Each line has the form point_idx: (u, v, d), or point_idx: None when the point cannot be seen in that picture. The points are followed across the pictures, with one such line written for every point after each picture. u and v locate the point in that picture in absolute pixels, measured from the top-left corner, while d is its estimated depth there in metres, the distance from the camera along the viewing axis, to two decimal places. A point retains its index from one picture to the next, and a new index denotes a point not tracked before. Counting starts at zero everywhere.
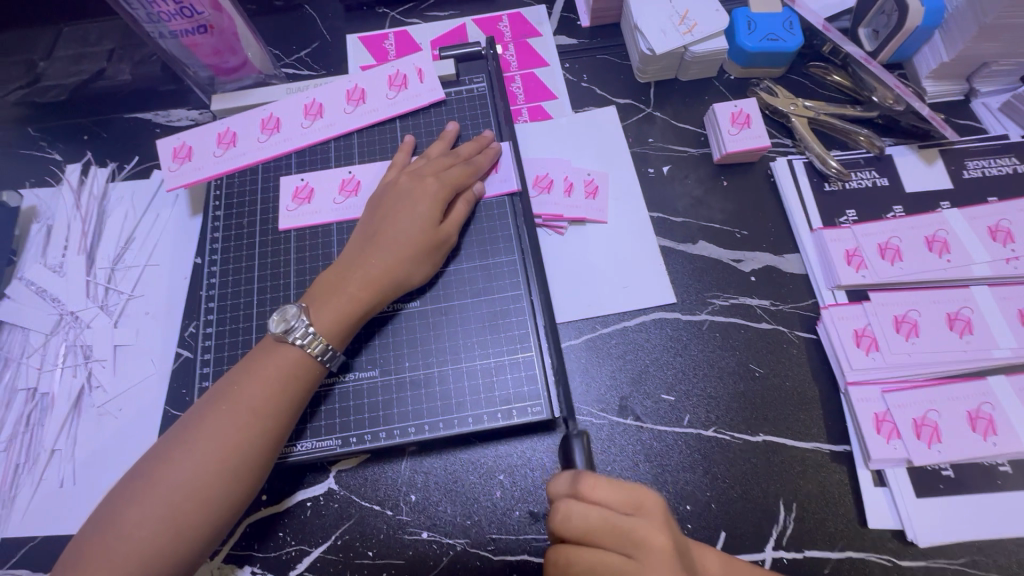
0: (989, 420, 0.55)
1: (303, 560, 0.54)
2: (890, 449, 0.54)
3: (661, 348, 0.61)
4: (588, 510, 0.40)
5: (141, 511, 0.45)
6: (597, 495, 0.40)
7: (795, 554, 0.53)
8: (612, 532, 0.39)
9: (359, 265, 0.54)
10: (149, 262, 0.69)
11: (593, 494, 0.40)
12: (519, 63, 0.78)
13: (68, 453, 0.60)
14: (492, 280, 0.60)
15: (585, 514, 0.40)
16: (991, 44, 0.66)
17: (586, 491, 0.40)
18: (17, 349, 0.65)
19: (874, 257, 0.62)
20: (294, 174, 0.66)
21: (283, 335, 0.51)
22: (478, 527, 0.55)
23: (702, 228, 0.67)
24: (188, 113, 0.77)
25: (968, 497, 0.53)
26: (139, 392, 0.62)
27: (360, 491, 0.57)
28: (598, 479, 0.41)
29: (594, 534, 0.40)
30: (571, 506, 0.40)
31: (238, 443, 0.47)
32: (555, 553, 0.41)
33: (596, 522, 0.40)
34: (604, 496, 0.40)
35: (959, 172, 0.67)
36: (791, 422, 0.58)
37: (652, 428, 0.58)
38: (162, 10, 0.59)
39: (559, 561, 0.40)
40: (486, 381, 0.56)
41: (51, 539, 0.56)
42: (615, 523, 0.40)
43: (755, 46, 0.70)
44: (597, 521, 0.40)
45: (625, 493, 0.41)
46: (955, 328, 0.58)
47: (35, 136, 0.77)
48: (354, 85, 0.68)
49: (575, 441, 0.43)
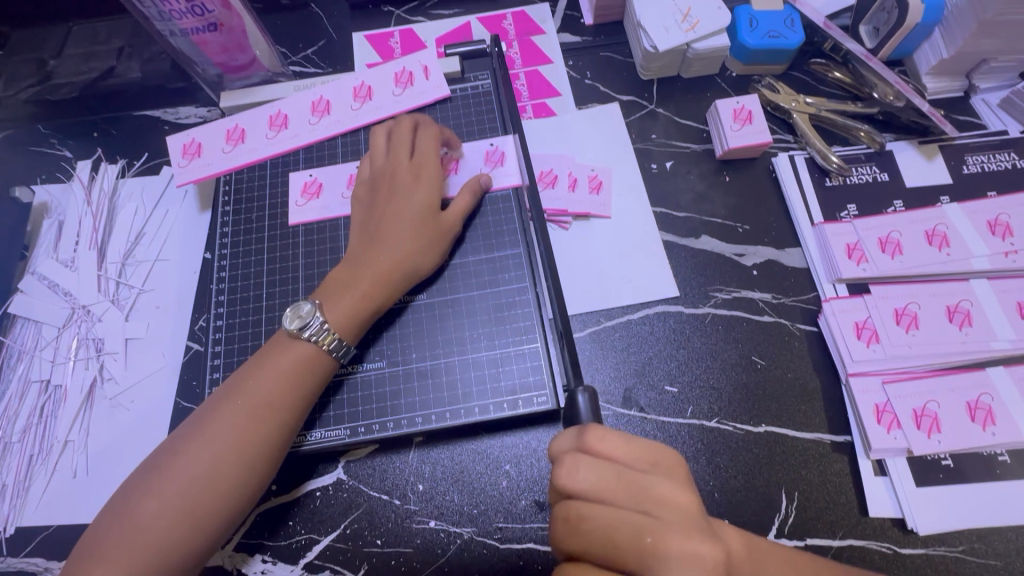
0: (988, 411, 0.55)
1: (313, 548, 0.55)
2: (891, 439, 0.55)
3: (665, 341, 0.62)
4: (598, 462, 0.39)
5: (157, 501, 0.46)
6: (607, 449, 0.40)
7: (797, 542, 0.53)
8: (625, 484, 0.39)
9: (368, 260, 0.55)
10: (159, 257, 0.70)
11: (602, 447, 0.40)
12: (523, 61, 0.79)
13: (81, 444, 0.61)
14: (498, 274, 0.60)
15: (595, 467, 0.39)
16: (990, 40, 0.67)
17: (595, 446, 0.40)
18: (30, 343, 0.66)
19: (874, 251, 0.63)
20: (301, 169, 0.67)
21: (297, 331, 0.52)
22: (485, 516, 0.56)
23: (704, 223, 0.68)
24: (197, 111, 0.78)
25: (968, 486, 0.54)
26: (150, 384, 0.63)
27: (368, 481, 0.57)
28: (607, 433, 0.41)
29: (607, 487, 0.39)
30: (579, 459, 0.39)
31: (251, 436, 0.48)
32: (564, 509, 0.40)
33: (609, 477, 0.39)
34: (615, 450, 0.40)
35: (959, 167, 0.68)
36: (792, 413, 0.59)
37: (655, 418, 0.59)
38: (174, 8, 0.60)
39: (569, 516, 0.39)
40: (492, 372, 0.57)
41: (65, 528, 0.57)
42: (629, 476, 0.39)
43: (756, 43, 0.71)
44: (610, 475, 0.39)
45: (637, 449, 0.41)
46: (954, 320, 0.59)
47: (45, 132, 0.78)
48: (361, 82, 0.69)
49: (580, 394, 0.42)
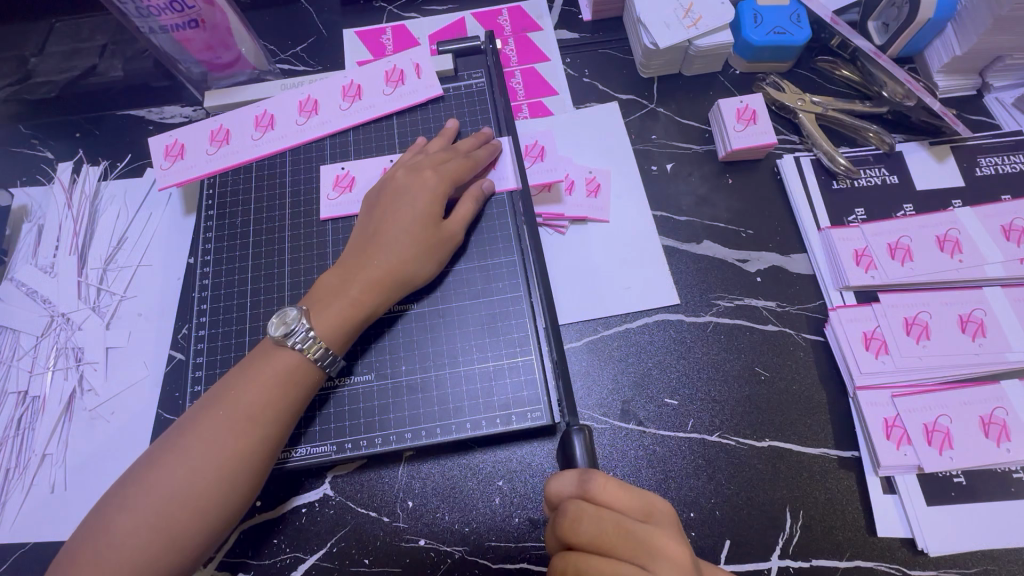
0: (1002, 426, 0.53)
1: (298, 567, 0.53)
2: (900, 455, 0.53)
3: (664, 351, 0.60)
4: (599, 512, 0.38)
5: (133, 519, 0.44)
6: (608, 498, 0.39)
7: (801, 563, 0.51)
8: (625, 536, 0.38)
9: (360, 267, 0.53)
10: (141, 262, 0.67)
11: (602, 496, 0.39)
12: (519, 58, 0.77)
13: (60, 457, 0.59)
14: (491, 281, 0.58)
15: (596, 517, 0.38)
16: (1006, 36, 0.64)
17: (597, 493, 0.39)
18: (8, 351, 0.64)
19: (883, 257, 0.60)
20: (334, 163, 0.65)
21: (282, 339, 0.49)
22: (477, 534, 0.54)
23: (706, 227, 0.66)
24: (182, 110, 0.76)
25: (981, 505, 0.52)
26: (131, 395, 0.61)
27: (356, 497, 0.55)
28: (608, 479, 0.39)
29: (607, 540, 0.38)
30: (580, 508, 0.38)
31: (234, 451, 0.46)
32: (563, 561, 0.38)
33: (608, 529, 0.38)
34: (615, 499, 0.39)
35: (972, 169, 0.65)
36: (797, 427, 0.56)
37: (655, 433, 0.56)
38: (152, 3, 0.57)
39: (567, 571, 0.38)
40: (485, 385, 0.54)
41: (42, 545, 0.55)
42: (626, 527, 0.38)
43: (761, 40, 0.69)
44: (608, 526, 0.38)
45: (635, 497, 0.39)
46: (967, 330, 0.57)
47: (25, 133, 0.75)
48: (350, 81, 0.67)
49: (575, 436, 0.41)
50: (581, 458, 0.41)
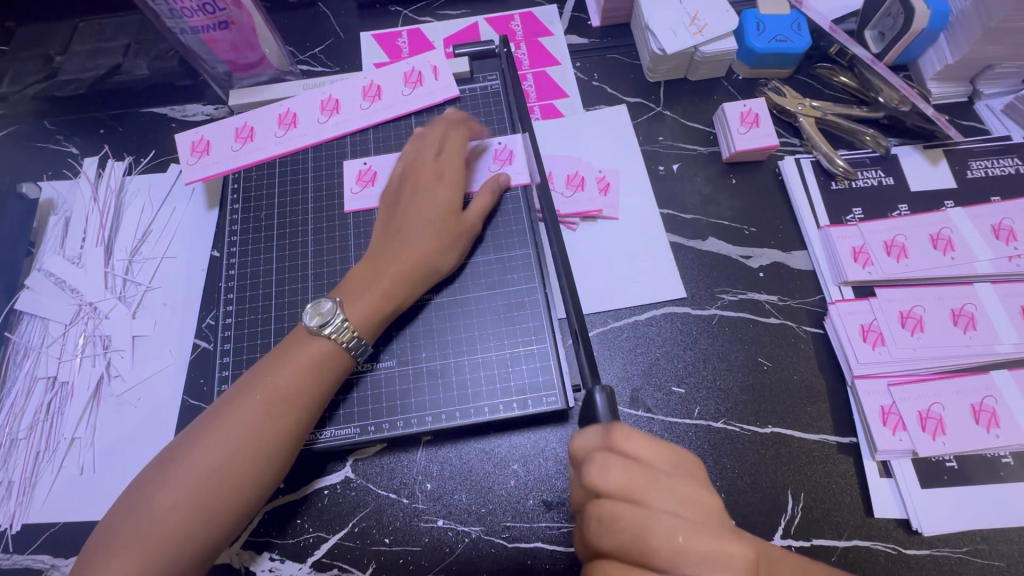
0: (992, 413, 0.56)
1: (321, 547, 0.55)
2: (896, 441, 0.56)
3: (671, 342, 0.63)
4: (628, 464, 0.39)
5: (171, 495, 0.46)
6: (637, 449, 0.40)
7: (802, 543, 0.54)
8: (653, 485, 0.39)
9: (389, 260, 0.55)
10: (166, 254, 0.70)
11: (629, 447, 0.40)
12: (530, 62, 0.80)
13: (88, 441, 0.61)
14: (507, 274, 0.61)
15: (628, 466, 0.39)
16: (995, 46, 0.67)
17: (625, 444, 0.40)
18: (36, 339, 0.66)
19: (879, 254, 0.63)
20: (354, 159, 0.67)
21: (318, 328, 0.52)
22: (493, 515, 0.56)
23: (711, 225, 0.69)
24: (203, 108, 0.78)
25: (972, 488, 0.55)
26: (158, 382, 0.63)
27: (376, 480, 0.58)
28: (634, 431, 0.40)
29: (636, 488, 0.39)
30: (610, 458, 0.39)
31: (267, 432, 0.48)
32: (596, 509, 0.39)
33: (640, 476, 0.39)
34: (641, 449, 0.40)
35: (963, 172, 0.68)
36: (798, 414, 0.59)
37: (663, 419, 0.59)
38: (184, 6, 0.60)
39: (603, 516, 0.39)
40: (502, 372, 0.57)
41: (72, 525, 0.57)
42: (658, 476, 0.39)
43: (764, 47, 0.72)
44: (642, 475, 0.39)
45: (662, 449, 0.41)
46: (958, 323, 0.60)
47: (51, 129, 0.77)
48: (370, 81, 0.70)
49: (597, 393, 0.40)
50: (604, 413, 0.40)
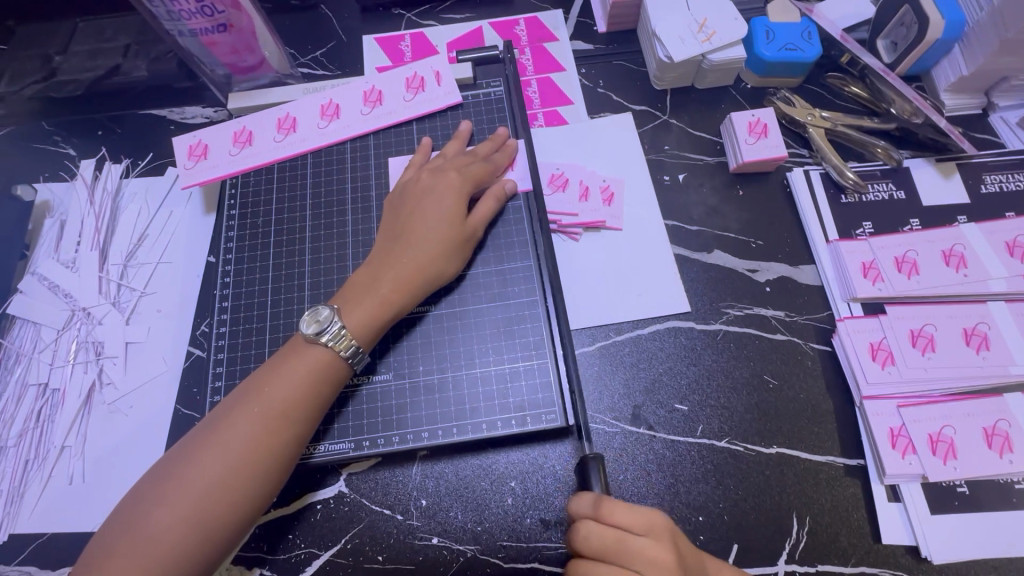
0: (1005, 437, 0.54)
1: (312, 563, 0.54)
2: (905, 464, 0.54)
3: (675, 358, 0.61)
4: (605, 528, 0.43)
5: (166, 513, 0.45)
6: (616, 517, 0.44)
7: (807, 569, 0.52)
8: (621, 549, 0.43)
9: (389, 266, 0.54)
10: (162, 259, 0.68)
11: (612, 517, 0.44)
12: (535, 68, 0.78)
13: (78, 450, 0.60)
14: (508, 285, 0.59)
15: (601, 534, 0.43)
16: (1012, 58, 0.65)
17: (605, 514, 0.44)
18: (28, 344, 0.65)
19: (890, 270, 0.62)
20: (353, 167, 0.66)
21: (314, 336, 0.50)
22: (489, 533, 0.55)
23: (717, 237, 0.67)
24: (203, 110, 0.77)
25: (983, 514, 0.53)
26: (150, 390, 0.62)
27: (370, 495, 0.56)
28: (616, 502, 0.44)
29: (608, 552, 0.43)
30: (588, 527, 0.43)
31: (264, 446, 0.47)
32: (573, 567, 0.44)
33: (609, 543, 0.43)
34: (622, 518, 0.44)
35: (977, 186, 0.67)
36: (805, 434, 0.57)
37: (664, 437, 0.57)
38: (183, 8, 0.59)
39: (575, 574, 0.44)
40: (501, 387, 0.56)
41: (60, 536, 0.56)
42: (626, 541, 0.43)
43: (773, 55, 0.70)
44: (610, 540, 0.43)
45: (640, 515, 0.44)
46: (971, 343, 0.58)
47: (48, 130, 0.76)
48: (371, 86, 0.68)
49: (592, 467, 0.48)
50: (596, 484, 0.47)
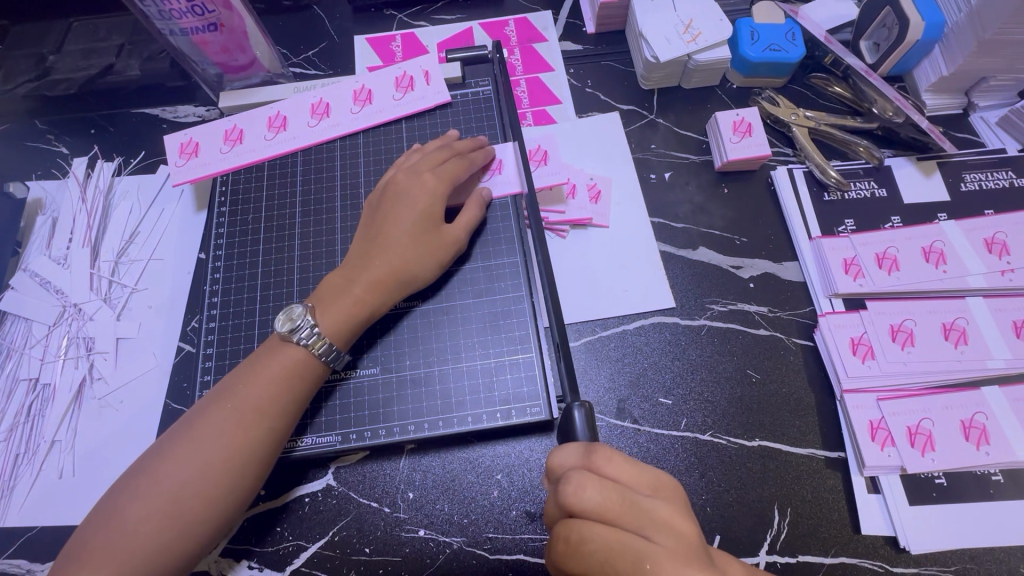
0: (982, 430, 0.55)
1: (300, 555, 0.55)
2: (885, 456, 0.55)
3: (660, 353, 0.62)
4: (604, 484, 0.39)
5: (143, 508, 0.45)
6: (613, 469, 0.40)
7: (788, 559, 0.53)
8: (630, 508, 0.39)
9: (365, 266, 0.55)
10: (153, 256, 0.69)
11: (608, 469, 0.40)
12: (524, 68, 0.79)
13: (68, 444, 0.60)
14: (494, 281, 0.60)
15: (602, 488, 0.39)
16: (990, 59, 0.67)
17: (601, 465, 0.40)
18: (20, 340, 0.66)
19: (870, 266, 0.63)
20: (342, 165, 0.67)
21: (288, 335, 0.51)
22: (475, 526, 0.55)
23: (702, 234, 0.68)
24: (196, 110, 0.78)
25: (961, 505, 0.54)
26: (140, 385, 0.62)
27: (358, 488, 0.57)
28: (614, 454, 0.41)
29: (611, 510, 0.39)
30: (586, 478, 0.39)
31: (241, 442, 0.48)
32: (566, 529, 0.39)
33: (612, 498, 0.39)
34: (620, 473, 0.40)
35: (957, 185, 0.68)
36: (787, 428, 0.58)
37: (649, 430, 0.58)
38: (174, 7, 0.60)
39: (571, 537, 0.39)
40: (486, 381, 0.56)
41: (49, 530, 0.57)
42: (633, 499, 0.39)
43: (757, 56, 0.71)
44: (614, 496, 0.39)
45: (640, 471, 0.41)
46: (949, 338, 0.59)
47: (41, 128, 0.77)
48: (361, 85, 0.69)
49: (576, 410, 0.41)
50: (582, 431, 0.41)
